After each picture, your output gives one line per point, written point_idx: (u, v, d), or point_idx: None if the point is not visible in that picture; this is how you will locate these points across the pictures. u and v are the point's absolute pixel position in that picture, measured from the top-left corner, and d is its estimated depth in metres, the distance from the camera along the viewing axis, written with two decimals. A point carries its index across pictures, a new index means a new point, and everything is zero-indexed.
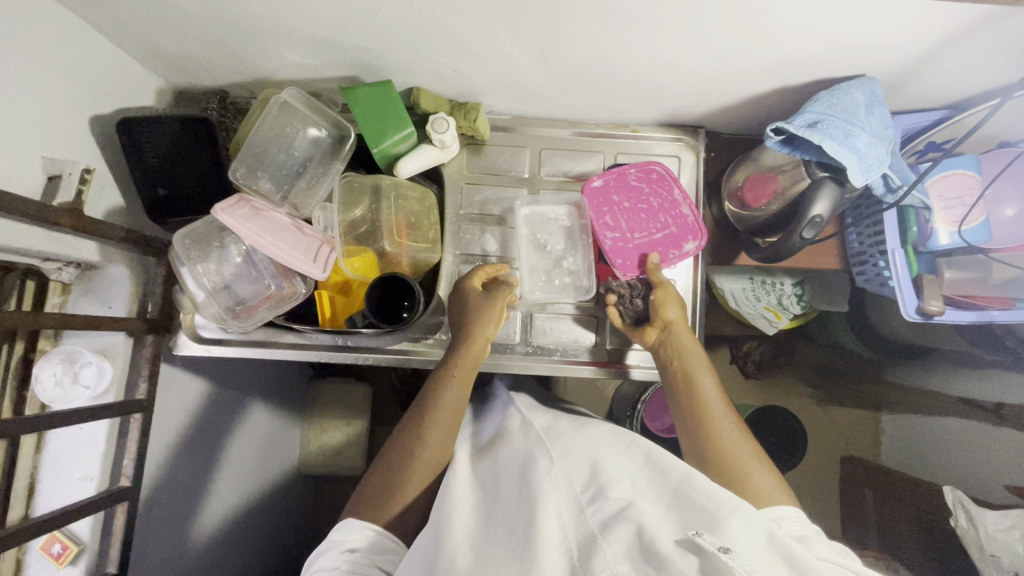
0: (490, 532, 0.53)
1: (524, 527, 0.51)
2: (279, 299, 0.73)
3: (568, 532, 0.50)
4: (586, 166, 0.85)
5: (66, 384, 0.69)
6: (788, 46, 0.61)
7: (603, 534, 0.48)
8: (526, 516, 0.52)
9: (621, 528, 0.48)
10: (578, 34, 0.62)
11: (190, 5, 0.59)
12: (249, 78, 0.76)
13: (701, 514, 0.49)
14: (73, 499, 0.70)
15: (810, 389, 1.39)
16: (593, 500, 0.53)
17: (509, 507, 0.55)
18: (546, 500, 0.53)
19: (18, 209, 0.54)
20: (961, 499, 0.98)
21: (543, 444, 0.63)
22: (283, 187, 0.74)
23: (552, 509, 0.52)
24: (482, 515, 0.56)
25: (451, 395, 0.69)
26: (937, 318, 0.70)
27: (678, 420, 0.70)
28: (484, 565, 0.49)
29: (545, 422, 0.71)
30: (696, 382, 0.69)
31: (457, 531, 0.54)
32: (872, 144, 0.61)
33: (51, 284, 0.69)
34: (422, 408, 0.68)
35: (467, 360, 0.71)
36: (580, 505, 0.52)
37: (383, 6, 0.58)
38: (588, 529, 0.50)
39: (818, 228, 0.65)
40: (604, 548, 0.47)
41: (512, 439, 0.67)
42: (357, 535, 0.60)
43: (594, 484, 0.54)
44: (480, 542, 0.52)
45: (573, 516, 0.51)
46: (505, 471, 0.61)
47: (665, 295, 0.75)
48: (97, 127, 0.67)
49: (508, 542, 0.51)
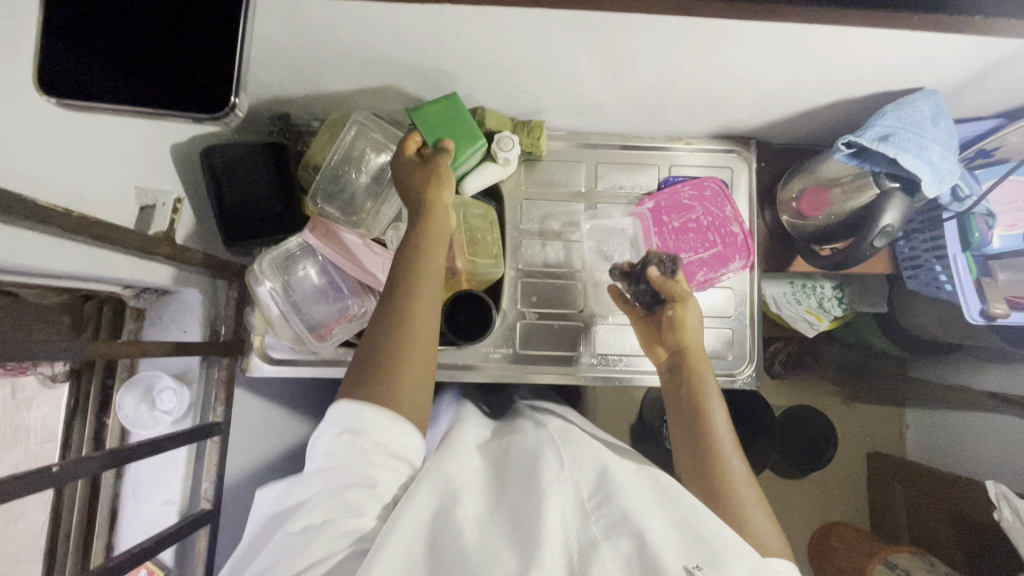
0: (493, 520, 0.50)
1: (528, 517, 0.48)
2: (359, 320, 0.75)
3: (571, 535, 0.48)
4: (641, 179, 0.87)
5: (146, 411, 0.70)
6: (856, 65, 0.63)
7: (608, 543, 0.47)
8: (530, 510, 0.49)
9: (622, 542, 0.47)
10: (651, 54, 0.64)
11: (278, 34, 0.60)
12: (316, 102, 0.77)
13: (704, 547, 0.48)
14: (156, 524, 0.70)
15: (836, 388, 1.36)
16: (599, 508, 0.51)
17: (512, 501, 0.52)
18: (553, 499, 0.50)
19: (124, 242, 0.54)
20: (1004, 492, 0.96)
21: (555, 443, 0.60)
22: (357, 208, 0.75)
23: (557, 507, 0.49)
24: (486, 500, 0.53)
25: (429, 264, 0.61)
26: (1001, 321, 0.74)
27: (681, 442, 0.66)
28: (486, 548, 0.46)
29: (559, 425, 0.68)
30: (706, 408, 0.66)
31: (464, 507, 0.50)
32: (945, 156, 0.64)
33: (127, 310, 0.70)
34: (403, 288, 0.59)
35: (431, 232, 0.63)
36: (586, 511, 0.50)
37: (466, 32, 0.60)
38: (591, 535, 0.48)
39: (889, 236, 0.69)
40: (607, 558, 0.46)
41: (526, 434, 0.64)
42: (355, 416, 0.52)
43: (602, 490, 0.52)
44: (484, 523, 0.49)
45: (577, 522, 0.49)
46: (514, 465, 0.58)
47: (685, 315, 0.70)
48: (176, 155, 0.67)
49: (509, 531, 0.48)
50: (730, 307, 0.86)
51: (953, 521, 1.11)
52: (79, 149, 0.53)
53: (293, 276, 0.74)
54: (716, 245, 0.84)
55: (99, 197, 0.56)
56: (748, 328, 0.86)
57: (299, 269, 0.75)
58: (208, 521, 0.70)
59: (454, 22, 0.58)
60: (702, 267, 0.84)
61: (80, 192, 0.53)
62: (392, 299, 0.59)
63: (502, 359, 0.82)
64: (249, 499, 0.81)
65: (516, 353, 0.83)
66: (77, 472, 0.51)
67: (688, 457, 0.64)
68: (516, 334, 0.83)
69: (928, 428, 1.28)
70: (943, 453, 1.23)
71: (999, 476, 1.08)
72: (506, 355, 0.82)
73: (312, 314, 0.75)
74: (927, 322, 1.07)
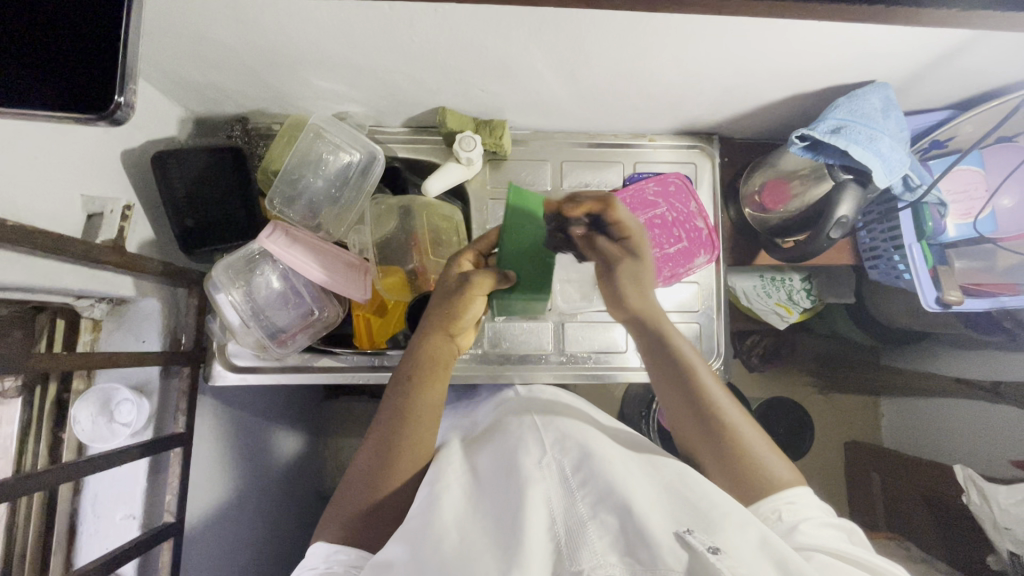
0: (477, 518, 0.50)
1: (511, 511, 0.48)
2: (322, 325, 0.76)
3: (557, 519, 0.47)
4: (606, 176, 0.87)
5: (104, 423, 0.67)
6: (809, 58, 0.64)
7: (595, 522, 0.46)
8: (512, 502, 0.49)
9: (608, 518, 0.46)
10: (606, 52, 0.64)
11: (225, 36, 0.59)
12: (274, 105, 0.75)
13: (694, 511, 0.48)
14: (117, 539, 0.68)
15: (811, 379, 1.36)
16: (583, 484, 0.51)
17: (497, 497, 0.52)
18: (534, 489, 0.49)
19: (66, 248, 0.53)
20: (973, 478, 1.00)
21: (535, 430, 0.60)
22: (318, 210, 0.76)
23: (539, 494, 0.49)
24: (471, 503, 0.53)
25: (423, 396, 0.61)
26: (956, 306, 0.75)
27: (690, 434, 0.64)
28: (468, 549, 0.46)
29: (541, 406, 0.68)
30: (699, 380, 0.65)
31: (446, 510, 0.51)
32: (894, 147, 0.66)
33: (83, 322, 0.67)
34: (395, 418, 0.61)
35: (434, 359, 0.63)
36: (571, 489, 0.50)
37: (418, 31, 0.59)
38: (578, 514, 0.48)
39: (845, 228, 0.71)
40: (594, 537, 0.45)
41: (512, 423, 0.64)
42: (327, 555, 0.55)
43: (584, 468, 0.52)
44: (465, 525, 0.49)
45: (563, 504, 0.49)
46: (491, 460, 0.58)
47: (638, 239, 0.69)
48: (128, 160, 0.67)
49: (491, 531, 0.48)
50: (698, 302, 0.87)
51: (926, 507, 1.11)
52: (14, 155, 0.51)
53: (253, 282, 0.73)
54: (681, 241, 0.84)
55: (41, 205, 0.54)
56: (715, 321, 0.87)
57: (258, 274, 0.73)
58: (171, 535, 0.68)
59: (405, 21, 0.57)
60: (668, 264, 0.83)
61: (18, 201, 0.51)
62: (383, 431, 0.61)
63: (471, 360, 0.82)
64: (214, 510, 0.79)
65: (485, 353, 0.83)
66: (20, 490, 0.49)
67: (688, 422, 0.64)
68: (484, 334, 0.83)
69: (901, 416, 1.30)
70: (914, 439, 1.25)
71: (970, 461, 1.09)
72: (475, 355, 0.82)
73: (276, 319, 0.74)
74: (895, 310, 1.08)
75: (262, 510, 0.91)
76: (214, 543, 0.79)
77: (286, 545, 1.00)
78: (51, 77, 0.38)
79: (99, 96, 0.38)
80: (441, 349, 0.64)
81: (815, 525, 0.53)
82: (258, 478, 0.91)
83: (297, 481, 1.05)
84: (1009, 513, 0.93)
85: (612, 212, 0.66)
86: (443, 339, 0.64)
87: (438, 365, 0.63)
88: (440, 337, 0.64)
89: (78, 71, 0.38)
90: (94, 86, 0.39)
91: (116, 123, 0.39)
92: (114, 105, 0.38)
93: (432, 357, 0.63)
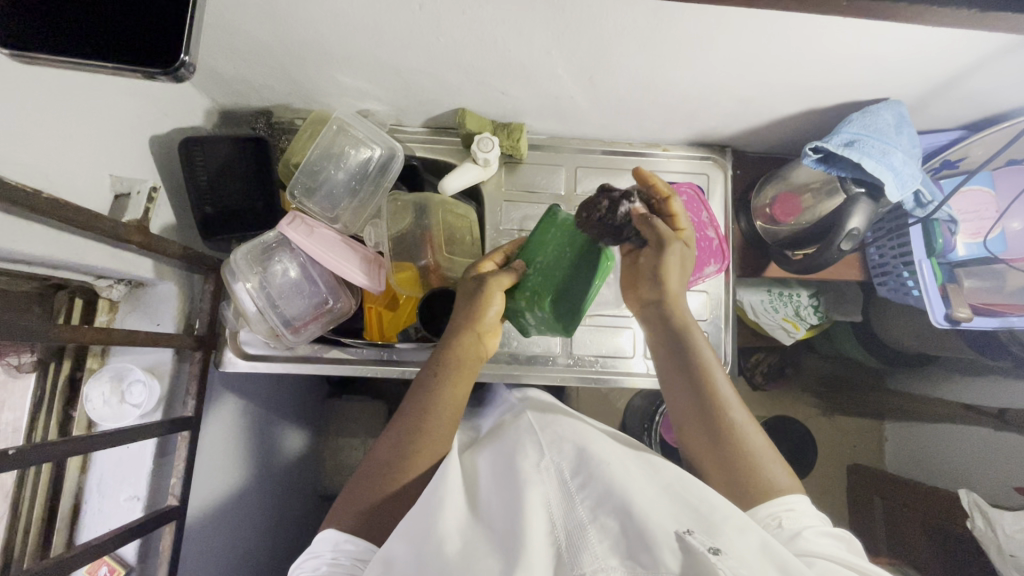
0: (482, 520, 0.50)
1: (511, 514, 0.48)
2: (332, 316, 0.77)
3: (556, 522, 0.47)
4: (618, 183, 0.88)
5: (115, 403, 0.67)
6: (823, 74, 0.65)
7: (595, 526, 0.46)
8: (512, 504, 0.49)
9: (608, 521, 0.46)
10: (625, 61, 0.65)
11: (259, 30, 0.61)
12: (297, 100, 0.78)
13: (693, 513, 0.47)
14: (120, 520, 0.68)
15: (816, 400, 1.35)
16: (583, 486, 0.50)
17: (497, 500, 0.52)
18: (533, 489, 0.49)
19: (97, 227, 0.55)
20: (978, 501, 0.97)
21: (533, 432, 0.59)
22: (335, 202, 0.77)
23: (538, 497, 0.49)
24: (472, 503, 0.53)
25: (446, 393, 0.63)
26: (965, 323, 0.76)
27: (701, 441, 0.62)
28: (472, 552, 0.46)
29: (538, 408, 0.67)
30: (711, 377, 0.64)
31: (449, 510, 0.51)
32: (907, 162, 0.67)
33: (100, 303, 0.68)
34: (416, 413, 0.63)
35: (462, 360, 0.65)
36: (569, 492, 0.50)
37: (446, 32, 0.61)
38: (577, 517, 0.47)
39: (856, 239, 0.72)
40: (595, 541, 0.45)
41: (510, 424, 0.64)
42: (331, 547, 0.55)
43: (584, 470, 0.52)
44: (468, 527, 0.49)
45: (561, 506, 0.49)
46: (492, 462, 0.58)
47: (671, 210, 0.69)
48: (153, 146, 0.69)
49: (495, 534, 0.48)
50: (706, 311, 0.87)
51: (929, 531, 1.07)
52: (51, 131, 0.53)
53: (269, 270, 0.74)
54: None
55: (71, 181, 0.56)
56: (722, 330, 0.87)
57: (274, 261, 0.75)
58: (174, 517, 0.68)
59: (433, 21, 0.59)
60: None
61: (52, 174, 0.53)
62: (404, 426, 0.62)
63: None
64: (210, 495, 0.78)
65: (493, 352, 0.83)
66: (34, 459, 0.50)
67: (699, 433, 0.63)
68: None
69: (905, 441, 1.27)
70: (918, 463, 1.22)
71: (976, 486, 1.06)
72: None
73: (288, 308, 0.75)
74: (900, 331, 1.08)
75: (257, 502, 0.90)
76: (212, 531, 0.78)
77: (278, 543, 0.98)
78: (92, 37, 0.40)
79: (159, 54, 0.40)
80: (469, 350, 0.65)
81: (817, 533, 0.52)
82: (255, 471, 0.90)
83: (293, 477, 1.04)
84: (1014, 540, 0.90)
85: (670, 204, 0.68)
86: (469, 338, 0.66)
87: (463, 368, 0.65)
88: (469, 339, 0.66)
89: (127, 40, 0.40)
90: (148, 51, 0.40)
91: (178, 81, 0.41)
92: (177, 62, 0.40)
93: (456, 351, 0.65)
